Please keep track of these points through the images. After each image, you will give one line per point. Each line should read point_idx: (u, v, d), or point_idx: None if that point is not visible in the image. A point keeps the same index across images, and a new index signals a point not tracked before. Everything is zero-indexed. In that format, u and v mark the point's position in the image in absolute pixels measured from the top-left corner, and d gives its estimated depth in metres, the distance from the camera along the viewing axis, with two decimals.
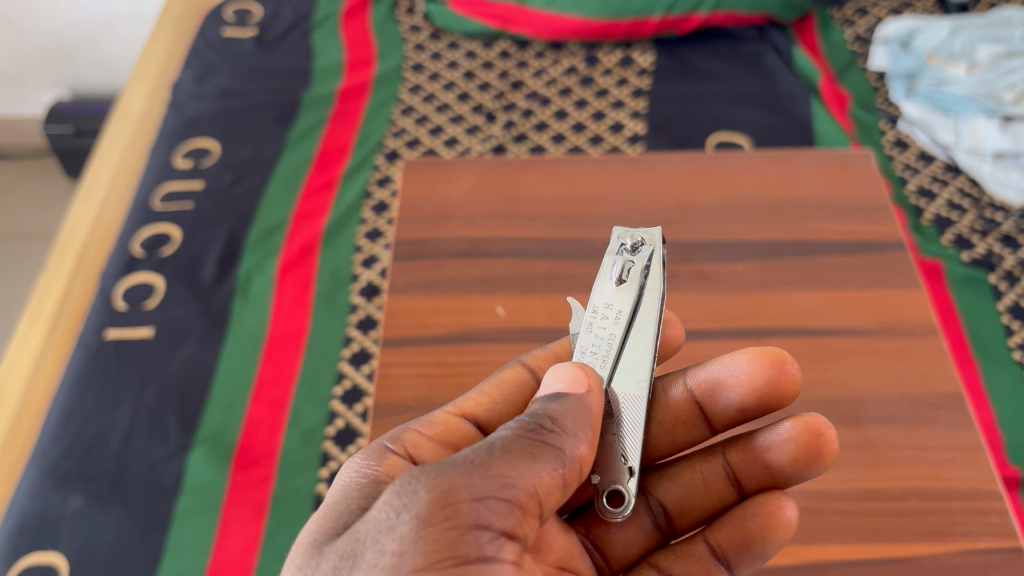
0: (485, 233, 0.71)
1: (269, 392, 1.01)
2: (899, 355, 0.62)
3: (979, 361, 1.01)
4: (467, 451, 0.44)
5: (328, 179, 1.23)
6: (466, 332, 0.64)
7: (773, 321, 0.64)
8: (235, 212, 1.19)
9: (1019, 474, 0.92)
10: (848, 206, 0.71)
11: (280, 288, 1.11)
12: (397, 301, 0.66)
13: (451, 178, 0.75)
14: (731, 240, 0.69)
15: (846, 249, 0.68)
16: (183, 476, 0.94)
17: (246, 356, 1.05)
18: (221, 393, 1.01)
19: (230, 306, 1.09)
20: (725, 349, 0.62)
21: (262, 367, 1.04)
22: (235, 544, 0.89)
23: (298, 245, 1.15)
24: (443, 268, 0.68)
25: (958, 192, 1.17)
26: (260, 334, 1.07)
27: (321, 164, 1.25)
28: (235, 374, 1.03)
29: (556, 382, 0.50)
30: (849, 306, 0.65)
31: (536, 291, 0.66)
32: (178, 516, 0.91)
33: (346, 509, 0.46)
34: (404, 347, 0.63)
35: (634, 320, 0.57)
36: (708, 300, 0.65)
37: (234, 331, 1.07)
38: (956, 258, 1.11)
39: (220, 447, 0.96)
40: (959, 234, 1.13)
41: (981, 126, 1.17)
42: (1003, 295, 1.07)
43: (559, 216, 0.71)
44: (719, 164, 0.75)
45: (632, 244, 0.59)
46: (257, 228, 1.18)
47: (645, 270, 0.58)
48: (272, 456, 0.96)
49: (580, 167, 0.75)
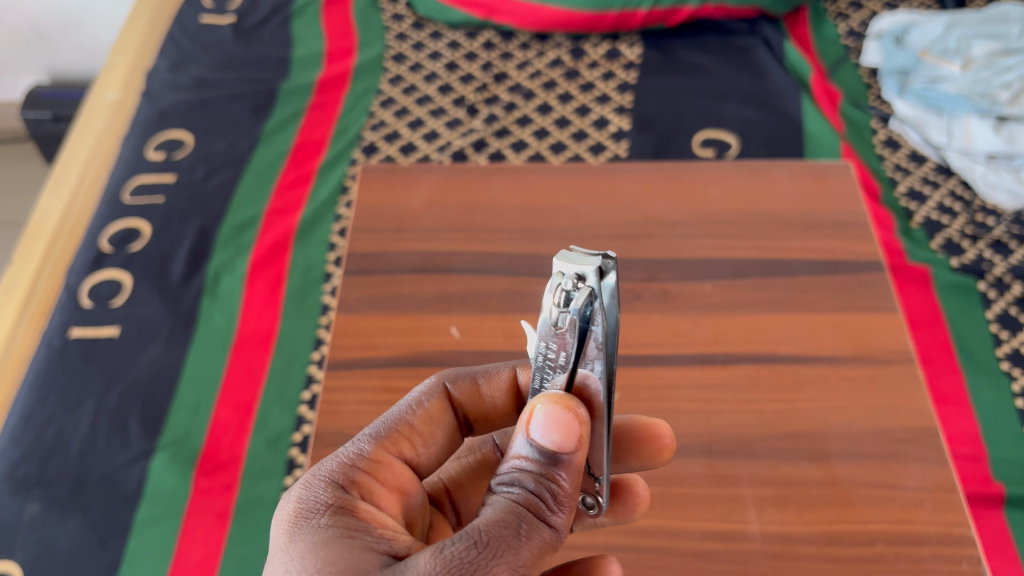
0: (442, 247, 0.66)
1: (236, 395, 0.97)
2: (872, 384, 0.58)
3: (964, 371, 0.98)
4: (488, 531, 0.39)
5: (303, 173, 1.20)
6: (417, 355, 0.60)
7: (740, 346, 0.60)
8: (205, 207, 1.16)
9: (1003, 491, 0.88)
10: (822, 220, 0.68)
11: (250, 286, 1.07)
12: (347, 318, 0.62)
13: (411, 186, 0.71)
14: (698, 258, 0.65)
15: (820, 269, 0.64)
16: (145, 482, 0.89)
17: (213, 359, 1.00)
18: (186, 396, 0.97)
19: (199, 304, 1.05)
20: (688, 376, 0.59)
21: (230, 369, 0.99)
22: (197, 552, 0.85)
23: (269, 241, 1.11)
24: (396, 284, 0.64)
25: (949, 194, 1.14)
26: (229, 335, 1.02)
27: (297, 157, 1.22)
28: (202, 376, 0.98)
29: (549, 433, 0.41)
30: (819, 330, 0.61)
31: (493, 309, 0.62)
32: (139, 523, 0.86)
33: (344, 551, 0.38)
34: (350, 371, 0.59)
35: (583, 366, 0.42)
36: (673, 322, 0.62)
37: (201, 332, 1.02)
38: (945, 265, 1.07)
39: (184, 453, 0.92)
40: (949, 239, 1.10)
41: (974, 126, 1.14)
42: (992, 303, 1.03)
43: (521, 230, 0.67)
44: (689, 175, 0.71)
45: (568, 277, 0.40)
46: (229, 224, 1.14)
47: (587, 317, 0.40)
48: (237, 463, 0.91)
49: (547, 179, 0.71)
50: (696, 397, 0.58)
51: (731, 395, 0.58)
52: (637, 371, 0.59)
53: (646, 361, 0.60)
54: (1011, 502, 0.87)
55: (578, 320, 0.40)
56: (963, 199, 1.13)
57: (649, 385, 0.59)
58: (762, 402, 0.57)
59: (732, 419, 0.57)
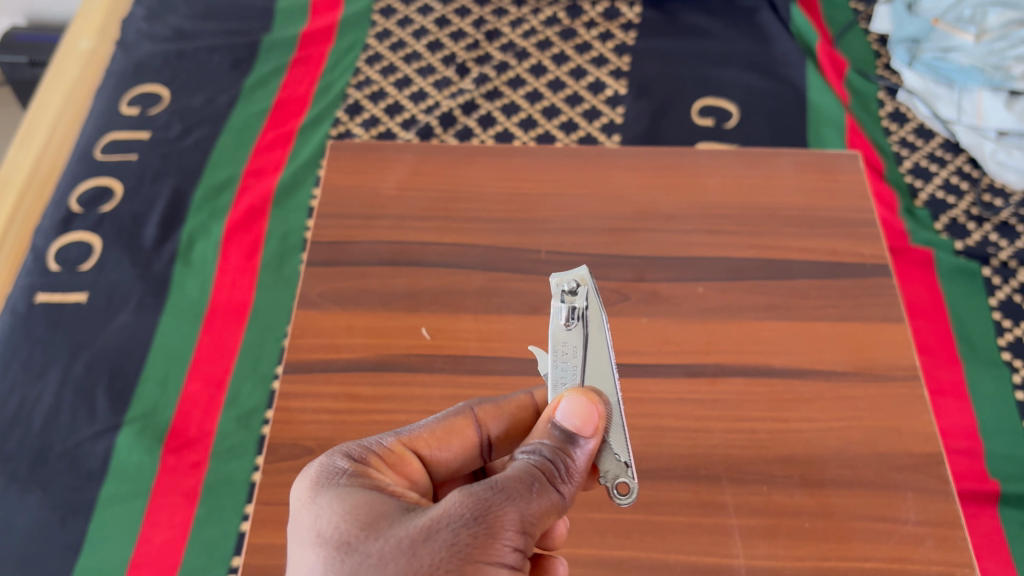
0: (415, 237, 0.61)
1: (207, 367, 0.87)
2: (873, 404, 0.54)
3: (963, 362, 0.87)
4: (502, 479, 0.35)
5: (283, 133, 1.11)
6: (382, 359, 0.55)
7: (733, 357, 0.56)
8: (181, 166, 1.07)
9: (998, 487, 0.78)
10: (826, 218, 0.63)
11: (225, 254, 0.97)
12: (310, 315, 0.58)
13: (384, 167, 0.66)
14: (692, 256, 0.61)
15: (822, 272, 0.60)
16: (111, 457, 0.80)
17: (184, 329, 0.90)
18: (155, 367, 0.87)
19: (171, 272, 0.95)
20: (676, 390, 0.55)
21: (202, 340, 0.89)
22: (163, 532, 0.76)
23: (245, 206, 1.01)
24: (363, 278, 0.59)
25: (956, 172, 1.03)
26: (200, 306, 0.92)
27: (277, 115, 1.13)
28: (172, 349, 0.88)
29: (568, 417, 0.38)
30: (819, 341, 0.57)
31: (467, 309, 0.58)
32: (101, 502, 0.77)
33: (365, 501, 0.34)
34: (310, 375, 0.55)
35: (595, 369, 0.43)
36: (662, 328, 0.57)
37: (173, 301, 0.92)
38: (948, 247, 0.96)
39: (152, 427, 0.82)
40: (953, 220, 0.99)
41: (986, 101, 1.04)
42: (996, 289, 0.93)
43: (501, 220, 0.63)
44: (684, 162, 0.66)
45: (566, 286, 0.44)
46: (204, 186, 1.05)
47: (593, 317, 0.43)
48: (207, 439, 0.82)
49: (531, 163, 0.66)
50: (682, 412, 0.54)
51: (720, 411, 0.54)
52: (621, 382, 0.55)
53: (631, 371, 0.56)
54: (1008, 499, 0.77)
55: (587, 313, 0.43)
56: (970, 177, 1.02)
57: (632, 398, 0.54)
58: (752, 421, 0.53)
59: (721, 438, 0.52)
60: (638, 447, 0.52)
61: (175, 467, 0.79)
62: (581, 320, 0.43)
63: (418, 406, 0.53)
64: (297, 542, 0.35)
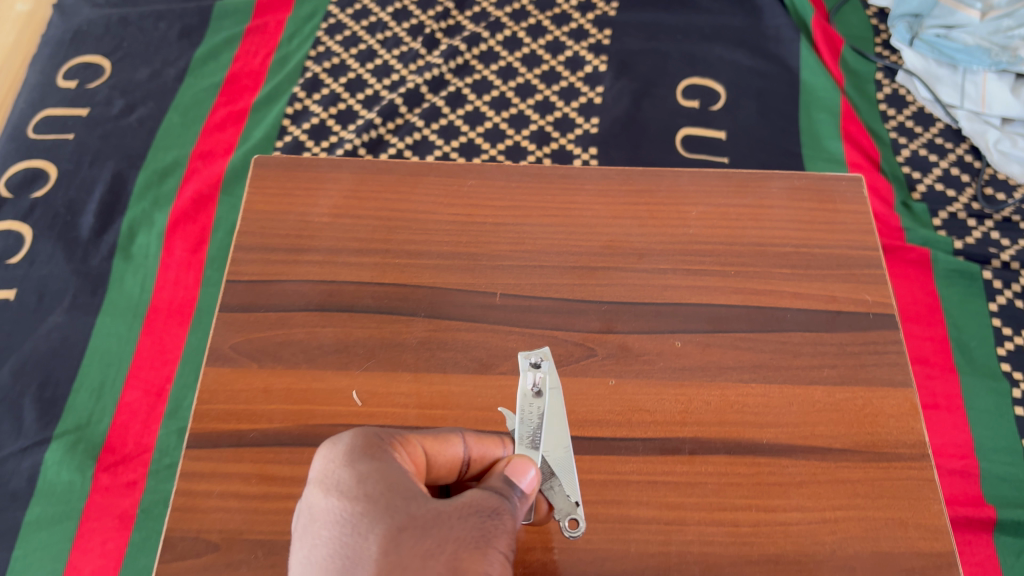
0: (349, 276, 0.53)
1: (147, 373, 0.74)
2: (872, 489, 0.47)
3: (962, 374, 0.75)
4: (498, 492, 0.37)
5: (236, 110, 0.92)
6: (303, 431, 0.48)
7: (713, 429, 0.48)
8: (121, 148, 0.89)
9: (995, 514, 0.67)
10: (823, 256, 0.55)
11: (170, 246, 0.81)
12: (223, 373, 0.50)
13: (317, 187, 0.57)
14: (668, 302, 0.53)
15: (817, 324, 0.52)
16: (37, 477, 0.68)
17: (123, 332, 0.76)
18: (90, 374, 0.74)
19: (108, 267, 0.80)
20: (645, 471, 0.47)
21: (142, 345, 0.76)
22: (94, 562, 0.64)
23: (191, 193, 0.85)
24: (286, 327, 0.51)
25: (957, 160, 0.89)
26: (141, 305, 0.78)
27: (228, 90, 0.94)
28: (110, 353, 0.75)
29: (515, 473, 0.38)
30: (811, 411, 0.49)
31: (406, 366, 0.50)
32: (27, 526, 0.66)
33: (397, 476, 0.34)
34: (219, 451, 0.47)
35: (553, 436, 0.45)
36: (630, 392, 0.50)
37: (111, 299, 0.78)
38: (947, 244, 0.83)
39: (87, 442, 0.70)
40: (953, 215, 0.86)
41: (992, 85, 0.90)
42: (997, 292, 0.80)
43: (449, 254, 0.54)
44: (662, 185, 0.58)
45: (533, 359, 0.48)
46: (148, 169, 0.87)
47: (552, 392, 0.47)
48: (147, 455, 0.70)
49: (487, 184, 0.57)
50: (652, 499, 0.46)
51: (697, 497, 0.46)
52: (581, 459, 0.47)
53: (596, 446, 0.48)
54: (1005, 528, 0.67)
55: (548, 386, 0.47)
56: (971, 168, 0.88)
57: (595, 480, 0.47)
58: (733, 510, 0.46)
59: (696, 531, 0.45)
60: (599, 542, 0.45)
61: (113, 487, 0.68)
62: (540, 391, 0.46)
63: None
64: (328, 499, 0.33)
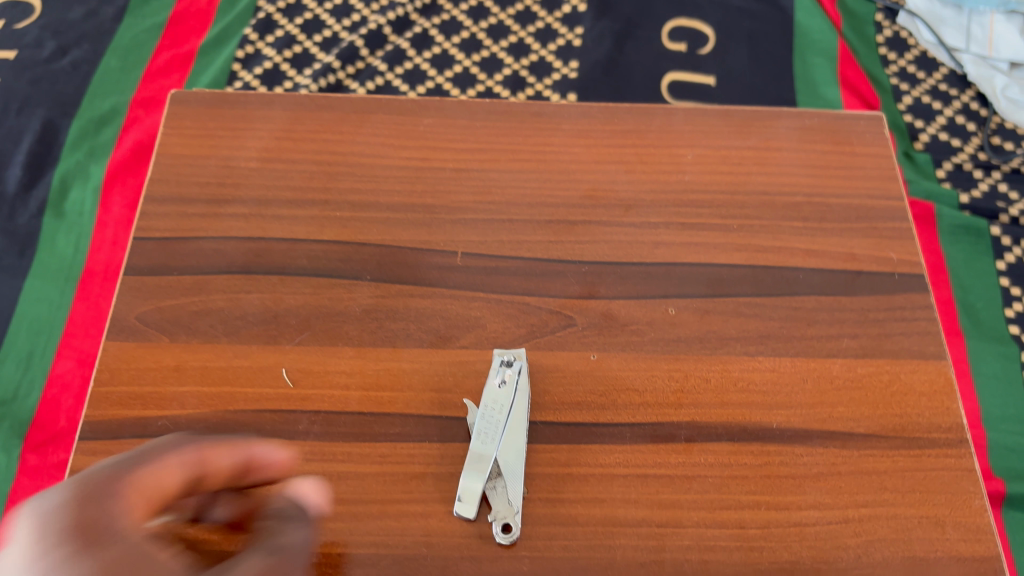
0: (282, 231, 0.45)
1: (82, 338, 0.62)
2: (903, 483, 0.39)
3: (965, 336, 0.65)
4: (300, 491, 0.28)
5: (181, 51, 0.78)
6: (222, 418, 0.40)
7: (714, 412, 0.41)
8: (49, 90, 0.75)
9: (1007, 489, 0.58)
10: (839, 207, 0.47)
11: (108, 203, 0.69)
12: (126, 348, 0.41)
13: (245, 126, 0.48)
14: (659, 262, 0.45)
15: (833, 287, 0.44)
16: None
17: (54, 295, 0.64)
18: (13, 340, 0.62)
19: (35, 225, 0.67)
20: (632, 462, 0.39)
21: (76, 310, 0.63)
22: None
23: (134, 144, 0.72)
24: (205, 292, 0.43)
25: (962, 106, 0.78)
26: (76, 267, 0.66)
27: (174, 26, 0.80)
28: (38, 319, 0.63)
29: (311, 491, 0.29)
30: (827, 389, 0.42)
31: (348, 339, 0.42)
32: None
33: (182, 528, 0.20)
34: (118, 443, 0.39)
35: (509, 443, 0.39)
36: (614, 368, 0.42)
37: (39, 260, 0.66)
38: (952, 198, 0.72)
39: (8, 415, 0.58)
40: (959, 165, 0.74)
41: (999, 25, 0.79)
42: (1007, 249, 0.70)
43: (401, 206, 0.46)
44: (651, 125, 0.49)
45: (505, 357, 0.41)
46: (79, 115, 0.74)
47: (523, 396, 0.40)
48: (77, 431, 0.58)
49: (446, 123, 0.49)
50: (641, 496, 0.39)
51: (696, 494, 0.39)
52: (556, 449, 0.40)
53: (574, 433, 0.40)
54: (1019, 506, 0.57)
55: (516, 390, 0.40)
56: (977, 116, 0.77)
57: (574, 475, 0.39)
58: (738, 509, 0.38)
59: (695, 535, 0.38)
60: (579, 550, 0.37)
61: (43, 468, 0.56)
62: (506, 393, 0.40)
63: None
64: (61, 488, 0.19)
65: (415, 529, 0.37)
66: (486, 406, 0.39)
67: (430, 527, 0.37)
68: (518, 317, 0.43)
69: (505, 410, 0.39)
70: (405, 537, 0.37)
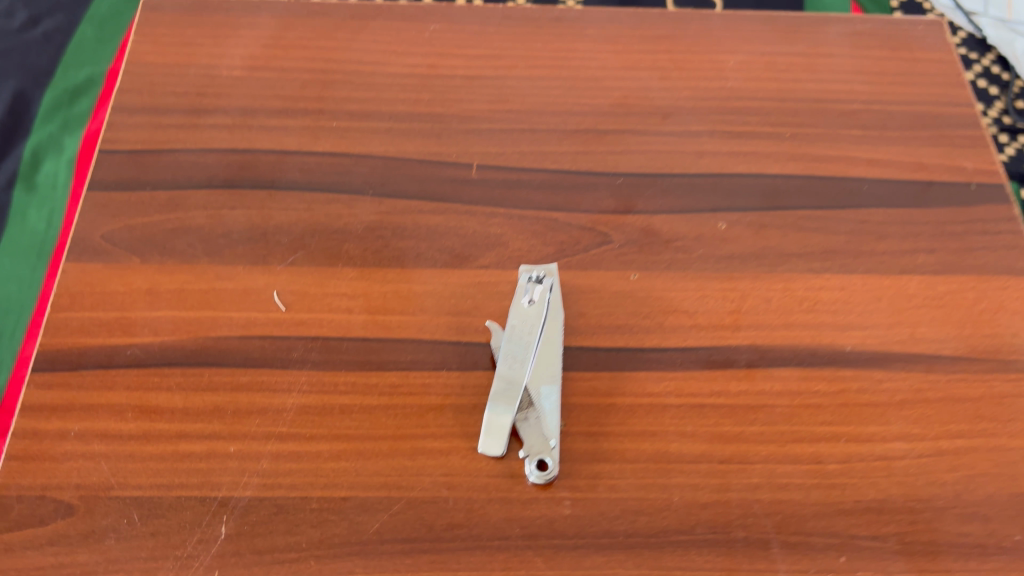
0: (271, 143, 0.39)
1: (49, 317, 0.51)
2: (1002, 411, 0.34)
3: None
4: None
5: None
6: (202, 346, 0.34)
7: (778, 333, 0.35)
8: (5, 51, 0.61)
9: None
10: (903, 115, 0.42)
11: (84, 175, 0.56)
12: (89, 271, 0.35)
13: (228, 35, 0.42)
14: (704, 174, 0.39)
15: (902, 198, 0.39)
16: None
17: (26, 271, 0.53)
18: None
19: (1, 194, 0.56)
20: (685, 391, 0.34)
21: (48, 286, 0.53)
22: None
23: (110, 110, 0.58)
24: (182, 209, 0.37)
25: None
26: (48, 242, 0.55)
27: None
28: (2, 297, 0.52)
29: None
30: (905, 308, 0.36)
31: (349, 259, 0.36)
32: None
33: None
34: (80, 375, 0.33)
35: (541, 368, 0.33)
36: (658, 287, 0.36)
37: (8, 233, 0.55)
38: None
39: None
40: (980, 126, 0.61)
41: None
42: None
43: (406, 115, 0.40)
44: (685, 31, 0.44)
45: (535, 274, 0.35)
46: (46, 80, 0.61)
47: (556, 317, 0.34)
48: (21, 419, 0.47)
49: (455, 29, 0.43)
50: (699, 429, 0.33)
51: (763, 426, 0.33)
52: (595, 377, 0.34)
53: (616, 360, 0.34)
54: None
55: (548, 310, 0.34)
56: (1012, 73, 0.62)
57: (618, 406, 0.33)
58: (813, 442, 0.33)
59: (764, 471, 0.32)
60: (629, 490, 0.31)
61: None
62: (536, 312, 0.34)
63: (258, 430, 0.32)
64: None
65: (434, 469, 0.31)
66: (512, 326, 0.34)
67: (452, 465, 0.32)
68: (545, 234, 0.37)
69: (536, 331, 0.34)
70: (423, 478, 0.31)
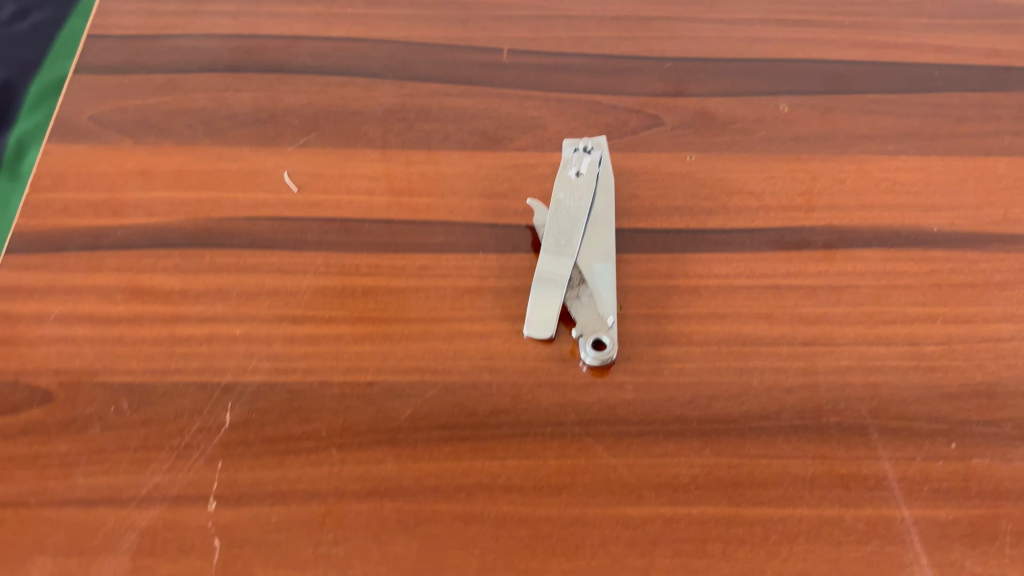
0: (281, 28, 0.35)
1: None
2: None
3: None
4: None
5: None
6: (203, 226, 0.29)
7: (855, 212, 0.31)
8: None
9: None
10: (971, 5, 0.38)
11: None
12: (75, 152, 0.31)
13: None
14: (760, 59, 0.35)
15: (980, 81, 0.35)
16: None
17: None
18: None
19: None
20: (756, 271, 0.29)
21: None
22: None
23: None
24: (180, 90, 0.33)
25: None
26: None
27: None
28: None
29: None
30: (996, 188, 0.32)
31: (369, 140, 0.32)
32: None
33: None
34: (61, 257, 0.29)
35: (593, 242, 0.29)
36: (717, 168, 0.32)
37: None
38: None
39: None
40: None
41: None
42: None
43: (429, 3, 0.36)
44: None
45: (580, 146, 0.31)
46: None
47: (607, 190, 0.30)
48: None
49: None
50: (775, 311, 0.28)
51: (848, 308, 0.29)
52: (653, 258, 0.30)
53: (675, 241, 0.30)
54: None
55: (598, 182, 0.30)
56: None
57: (681, 287, 0.29)
58: (907, 324, 0.28)
59: (854, 354, 0.28)
60: (701, 374, 0.27)
61: None
62: (584, 184, 0.30)
63: (267, 313, 0.28)
64: None
65: (473, 352, 0.27)
66: (558, 199, 0.30)
67: (493, 349, 0.27)
68: (589, 117, 0.33)
69: (585, 202, 0.29)
70: (461, 361, 0.27)
